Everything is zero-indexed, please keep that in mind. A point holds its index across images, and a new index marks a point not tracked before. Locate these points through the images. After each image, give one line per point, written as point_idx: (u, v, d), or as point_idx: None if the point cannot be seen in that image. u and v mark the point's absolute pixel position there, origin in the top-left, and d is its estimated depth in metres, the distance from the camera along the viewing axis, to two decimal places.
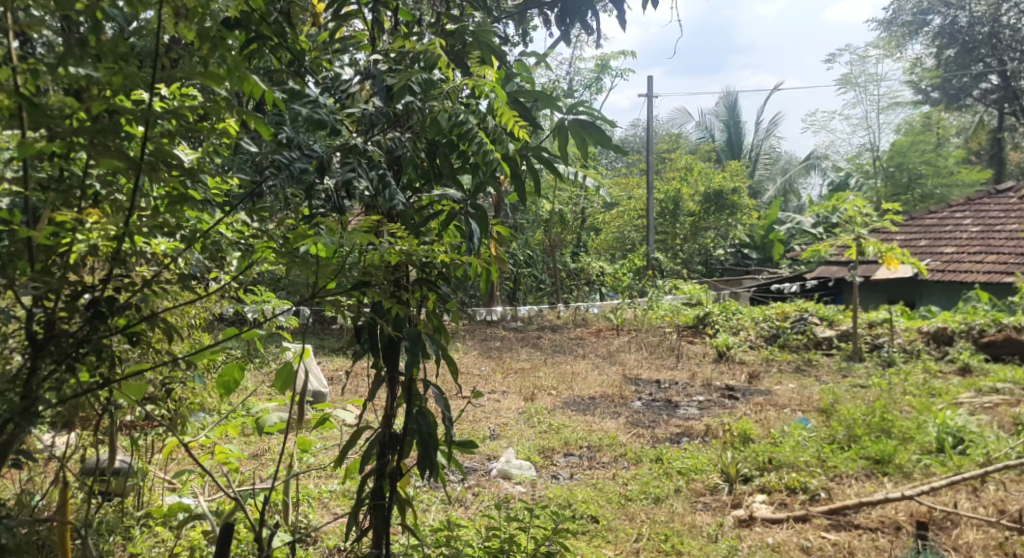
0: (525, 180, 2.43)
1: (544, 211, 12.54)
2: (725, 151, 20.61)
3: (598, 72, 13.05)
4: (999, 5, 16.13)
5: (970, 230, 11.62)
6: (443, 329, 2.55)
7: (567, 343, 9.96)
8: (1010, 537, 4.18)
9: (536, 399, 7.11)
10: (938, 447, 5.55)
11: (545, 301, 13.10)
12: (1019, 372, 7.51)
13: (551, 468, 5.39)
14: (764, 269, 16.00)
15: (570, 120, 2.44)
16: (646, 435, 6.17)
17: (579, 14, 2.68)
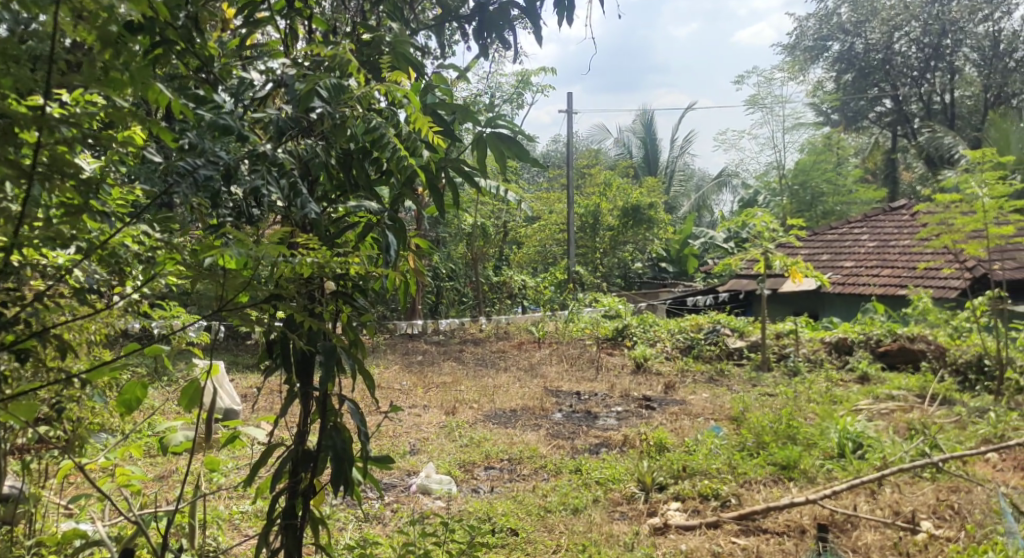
0: (444, 193, 2.48)
1: (467, 224, 12.65)
2: (642, 167, 21.15)
3: (519, 88, 13.24)
4: (891, 34, 16.94)
5: (868, 245, 12.24)
6: (360, 343, 2.62)
7: (489, 356, 10.07)
8: (905, 537, 4.48)
9: (458, 412, 7.19)
10: (840, 452, 5.85)
11: (467, 314, 13.19)
12: (913, 380, 7.95)
13: (471, 482, 5.49)
14: (680, 283, 16.46)
15: (488, 133, 2.49)
16: (566, 446, 6.31)
17: (495, 28, 2.66)
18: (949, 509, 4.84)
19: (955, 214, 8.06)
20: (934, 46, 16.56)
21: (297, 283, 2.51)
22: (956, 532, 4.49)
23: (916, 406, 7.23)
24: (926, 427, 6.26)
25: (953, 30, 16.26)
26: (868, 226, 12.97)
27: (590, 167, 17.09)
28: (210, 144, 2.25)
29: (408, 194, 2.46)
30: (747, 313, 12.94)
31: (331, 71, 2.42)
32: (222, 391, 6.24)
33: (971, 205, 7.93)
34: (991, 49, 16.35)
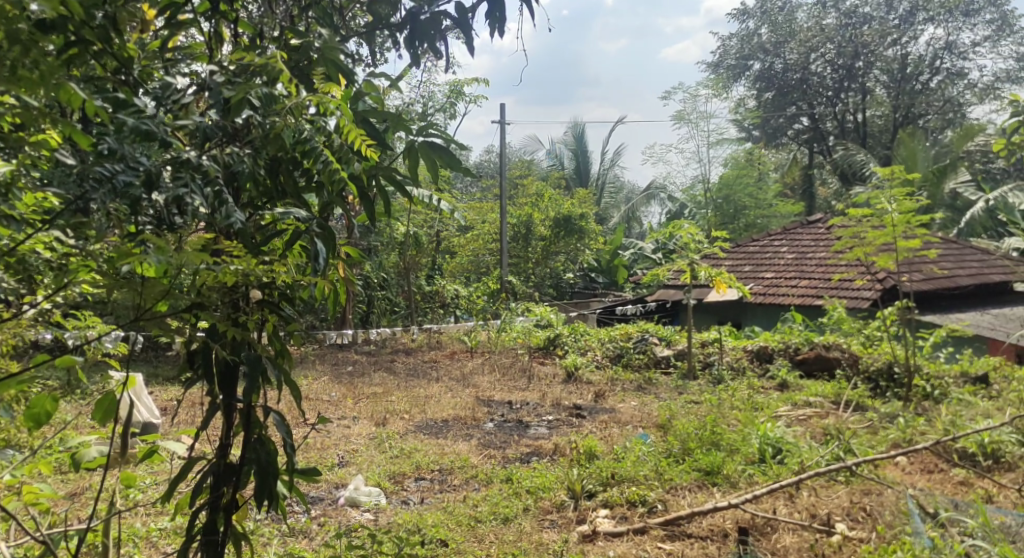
0: (375, 202, 2.55)
1: (399, 233, 12.63)
2: (574, 179, 21.47)
3: (452, 97, 13.29)
4: (807, 55, 17.59)
5: (786, 257, 12.69)
6: (286, 353, 2.68)
7: (421, 367, 10.09)
8: (820, 539, 4.71)
9: (388, 424, 7.22)
10: (760, 457, 6.07)
11: (398, 324, 13.15)
12: (828, 386, 8.29)
13: (401, 494, 5.53)
14: (610, 292, 16.76)
15: (420, 142, 2.55)
16: (497, 455, 6.40)
17: (427, 37, 2.59)
18: (861, 511, 5.08)
19: (867, 228, 8.44)
20: (847, 66, 17.26)
21: (221, 291, 2.53)
22: (868, 533, 4.73)
23: (831, 412, 7.54)
24: (840, 431, 6.55)
25: (866, 52, 16.98)
26: (788, 238, 13.43)
27: (523, 178, 17.25)
28: (130, 148, 2.22)
29: (337, 203, 2.55)
30: (673, 323, 13.26)
31: (258, 75, 2.45)
32: (141, 404, 6.15)
33: (880, 219, 8.32)
34: (899, 71, 17.12)
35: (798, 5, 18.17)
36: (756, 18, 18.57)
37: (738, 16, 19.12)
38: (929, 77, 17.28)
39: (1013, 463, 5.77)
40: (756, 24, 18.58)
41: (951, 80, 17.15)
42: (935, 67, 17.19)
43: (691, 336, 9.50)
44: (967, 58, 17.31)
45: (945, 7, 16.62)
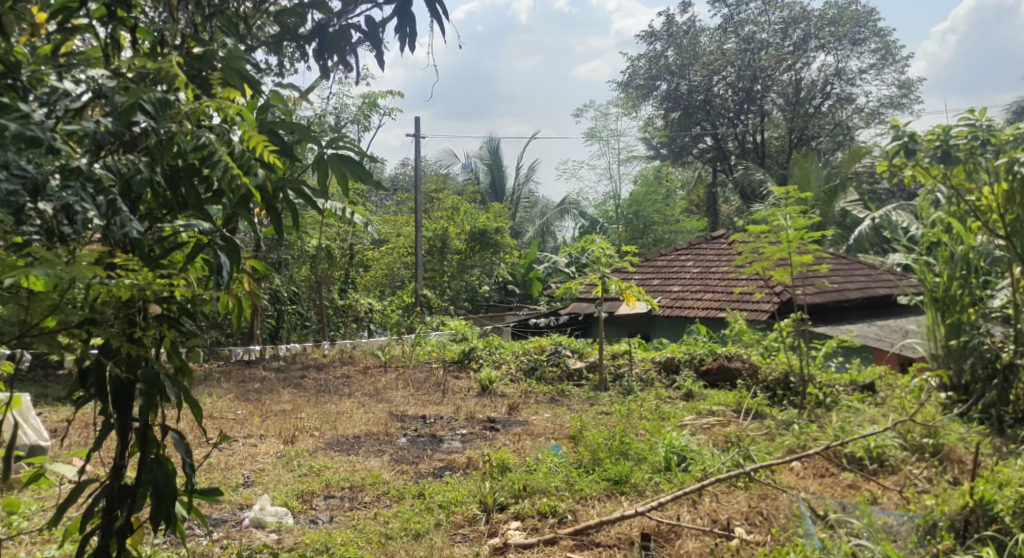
0: (282, 213, 2.60)
1: (310, 246, 12.49)
2: (489, 194, 21.68)
3: (366, 109, 13.21)
4: (711, 77, 18.29)
5: (692, 271, 13.14)
6: (185, 370, 2.70)
7: (332, 382, 10.02)
8: (721, 543, 4.91)
9: (297, 441, 7.18)
10: (666, 465, 6.29)
11: (309, 338, 13.00)
12: (730, 395, 8.60)
13: (309, 513, 5.51)
14: (525, 306, 16.98)
15: (329, 154, 2.56)
16: (409, 471, 6.45)
17: (337, 50, 2.65)
18: (759, 514, 5.34)
19: (764, 244, 8.83)
20: (747, 90, 18.05)
21: (115, 306, 2.53)
22: (764, 536, 4.97)
23: (733, 420, 7.84)
24: (740, 439, 6.84)
25: (762, 76, 17.84)
26: (694, 253, 13.87)
27: (437, 192, 17.29)
28: (16, 154, 2.11)
29: (241, 212, 2.58)
30: (585, 336, 13.52)
31: (157, 84, 2.44)
32: (26, 425, 5.96)
33: (777, 235, 8.74)
34: (793, 95, 18.08)
35: (702, 28, 18.61)
36: (662, 40, 19.07)
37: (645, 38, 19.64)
38: (820, 102, 18.31)
39: (895, 466, 6.01)
40: (662, 46, 19.04)
41: (841, 104, 18.30)
42: (827, 92, 18.20)
43: (602, 348, 9.71)
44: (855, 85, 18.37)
45: (835, 37, 17.64)
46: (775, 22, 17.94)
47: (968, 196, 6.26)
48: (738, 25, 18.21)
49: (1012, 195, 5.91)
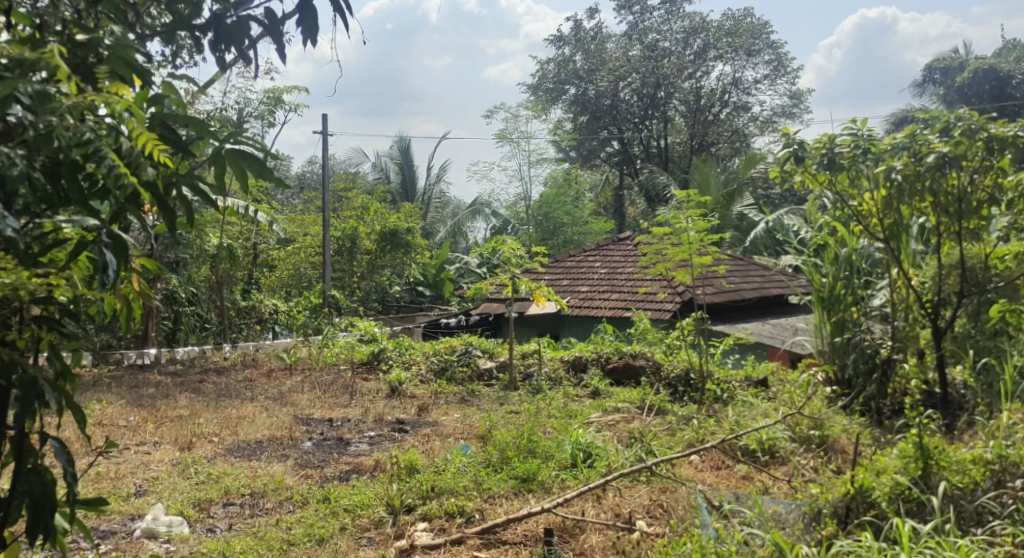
0: (176, 212, 2.12)
1: (210, 245, 11.88)
2: (399, 194, 21.56)
3: (270, 105, 12.96)
4: (617, 83, 18.73)
5: (599, 271, 13.46)
6: (68, 374, 2.41)
7: (234, 387, 9.58)
8: (622, 535, 5.01)
9: (194, 448, 6.78)
10: (572, 461, 6.29)
11: (209, 341, 12.27)
12: (634, 393, 8.87)
13: (207, 521, 5.19)
14: (436, 306, 17.08)
15: (227, 149, 2.17)
16: (314, 475, 6.11)
17: (235, 41, 2.16)
18: (659, 507, 5.53)
19: (668, 245, 9.13)
20: (651, 96, 18.64)
21: None
22: (664, 528, 5.13)
23: (636, 417, 8.07)
24: (642, 434, 7.03)
25: (665, 84, 18.45)
26: (601, 254, 14.18)
27: (347, 191, 17.06)
28: None
29: (131, 211, 2.13)
30: (495, 336, 13.67)
31: (32, 72, 2.00)
32: None
33: (679, 238, 9.06)
34: (694, 103, 18.78)
35: (607, 35, 19.16)
36: (570, 45, 19.50)
37: (554, 43, 20.02)
38: (719, 110, 19.17)
39: (785, 457, 6.23)
40: (570, 51, 19.49)
41: (737, 112, 19.23)
42: (725, 101, 19.13)
43: (512, 348, 9.76)
44: (751, 94, 19.33)
45: (732, 47, 18.46)
46: (677, 31, 18.61)
47: (850, 201, 6.63)
48: (642, 33, 18.81)
49: (889, 201, 6.34)
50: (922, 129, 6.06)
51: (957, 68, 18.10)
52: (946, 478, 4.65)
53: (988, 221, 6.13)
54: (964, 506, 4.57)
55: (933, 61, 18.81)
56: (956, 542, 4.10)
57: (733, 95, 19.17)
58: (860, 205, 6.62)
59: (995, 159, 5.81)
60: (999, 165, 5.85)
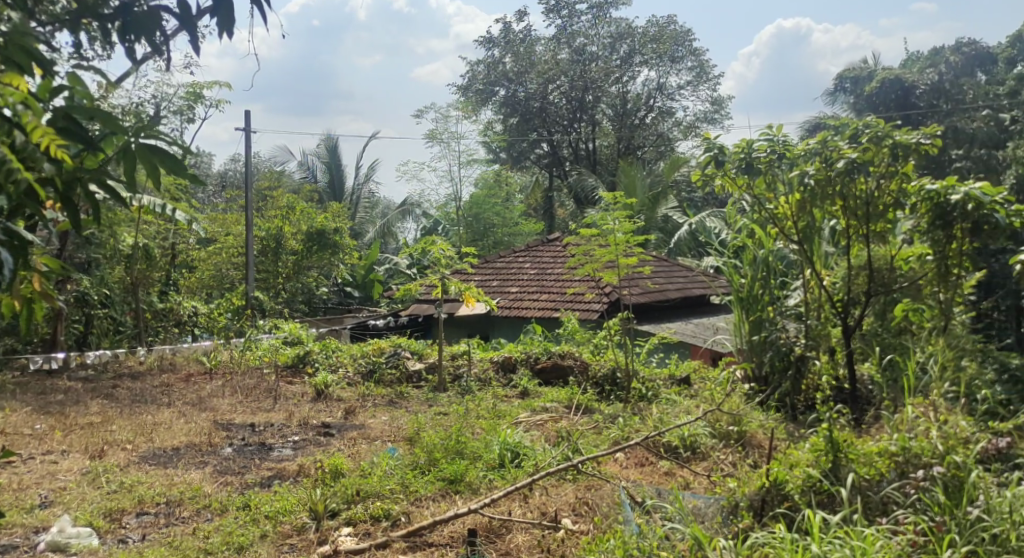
0: (79, 208, 2.12)
1: (125, 243, 10.84)
2: (327, 194, 21.31)
3: (190, 100, 12.60)
4: (546, 85, 18.94)
5: (529, 273, 13.58)
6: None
7: (150, 392, 9.06)
8: (547, 535, 4.96)
9: (106, 456, 6.37)
10: (500, 462, 6.09)
11: (124, 346, 11.19)
12: (563, 393, 8.93)
13: (118, 533, 4.88)
14: (365, 307, 17.05)
15: (136, 145, 2.14)
16: (233, 482, 5.76)
17: (143, 32, 2.10)
18: (584, 505, 5.40)
19: (595, 246, 9.26)
20: (579, 99, 18.98)
21: None
22: (588, 526, 5.06)
23: (564, 416, 8.12)
24: (570, 433, 7.06)
25: (593, 87, 18.86)
26: (531, 255, 14.31)
27: (271, 190, 16.74)
28: None
29: (29, 206, 2.08)
30: (425, 337, 13.63)
31: None
32: None
33: (607, 239, 9.19)
34: (621, 106, 19.46)
35: (536, 38, 19.32)
36: (500, 47, 19.58)
37: (483, 44, 20.07)
38: (644, 114, 19.75)
39: (706, 453, 6.33)
40: (499, 53, 19.58)
41: (662, 117, 19.73)
42: (650, 106, 19.67)
43: (441, 349, 9.73)
44: (675, 99, 19.84)
45: (656, 53, 18.98)
46: (604, 36, 19.01)
47: (768, 205, 6.86)
48: (570, 37, 19.08)
49: (803, 204, 6.60)
50: (833, 136, 6.31)
51: (866, 77, 18.55)
52: (854, 470, 4.83)
53: (893, 225, 6.45)
54: (870, 497, 4.74)
55: (842, 71, 19.24)
56: (863, 531, 4.23)
57: (658, 100, 19.68)
58: (776, 208, 6.84)
59: (899, 165, 6.12)
60: (903, 170, 6.18)
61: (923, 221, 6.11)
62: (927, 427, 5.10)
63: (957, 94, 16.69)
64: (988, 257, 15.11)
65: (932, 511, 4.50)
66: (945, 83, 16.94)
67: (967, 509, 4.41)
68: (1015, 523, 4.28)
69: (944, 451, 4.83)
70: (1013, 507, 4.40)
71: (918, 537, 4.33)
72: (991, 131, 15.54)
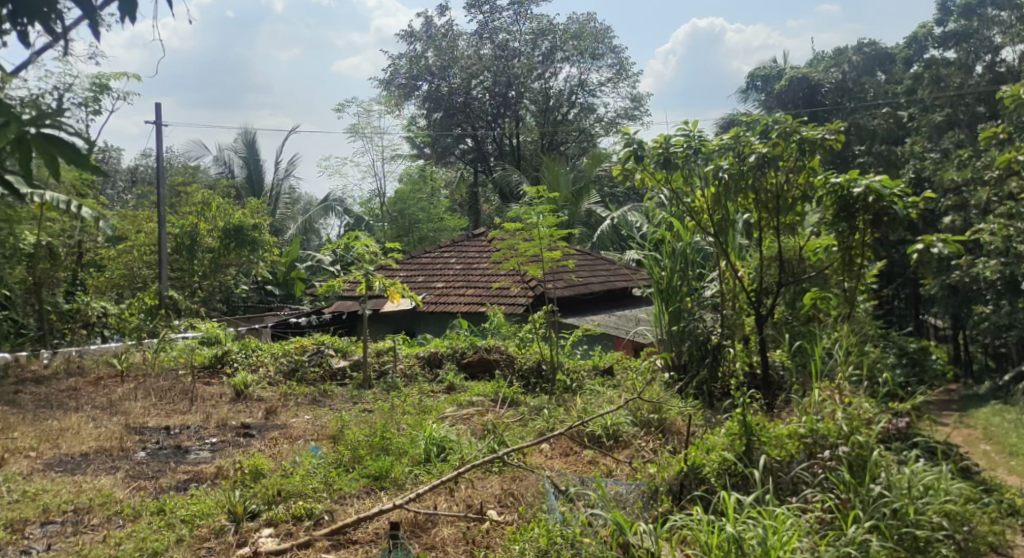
0: None
1: (26, 241, 10.32)
2: (245, 188, 20.87)
3: (96, 91, 12.12)
4: (470, 80, 18.93)
5: (455, 268, 13.57)
6: None
7: (57, 396, 8.76)
8: (473, 527, 5.00)
9: (7, 464, 6.16)
10: (425, 457, 6.09)
11: (27, 349, 10.73)
12: (489, 386, 8.92)
13: (21, 543, 4.73)
14: (286, 306, 16.84)
15: (33, 134, 2.14)
16: (147, 487, 5.63)
17: (36, 15, 2.18)
18: (510, 496, 5.42)
19: (520, 241, 9.29)
20: (502, 95, 19.06)
21: None
22: (513, 516, 5.11)
23: (491, 410, 8.15)
24: (496, 426, 7.06)
25: (516, 83, 18.95)
26: (456, 250, 14.30)
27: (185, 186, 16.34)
28: None
29: None
30: (349, 334, 13.45)
31: None
32: None
33: (531, 233, 9.22)
34: (544, 102, 19.58)
35: (458, 32, 19.34)
36: (422, 41, 19.53)
37: (405, 37, 19.97)
38: (567, 110, 20.13)
39: (627, 442, 6.40)
40: (421, 47, 19.53)
41: (584, 113, 20.06)
42: (572, 102, 19.97)
43: (366, 346, 9.65)
44: (596, 95, 20.19)
45: (577, 50, 19.32)
46: (526, 32, 19.01)
47: (685, 199, 7.01)
48: (493, 33, 19.03)
49: (718, 198, 6.78)
50: (745, 132, 6.50)
51: (776, 76, 19.13)
52: (766, 452, 4.97)
53: (802, 218, 6.70)
54: (781, 477, 4.88)
55: (754, 69, 19.74)
56: (774, 510, 4.36)
57: (579, 96, 20.01)
58: (693, 202, 7.01)
59: (806, 160, 6.35)
60: (810, 165, 6.38)
61: (829, 214, 6.35)
62: (833, 409, 5.32)
63: (859, 93, 17.46)
64: (889, 248, 15.84)
65: (838, 489, 4.71)
66: (849, 81, 17.68)
67: (870, 486, 4.66)
68: (913, 498, 4.57)
69: (848, 432, 5.05)
70: (912, 483, 4.68)
71: (825, 514, 4.54)
72: (890, 128, 16.11)
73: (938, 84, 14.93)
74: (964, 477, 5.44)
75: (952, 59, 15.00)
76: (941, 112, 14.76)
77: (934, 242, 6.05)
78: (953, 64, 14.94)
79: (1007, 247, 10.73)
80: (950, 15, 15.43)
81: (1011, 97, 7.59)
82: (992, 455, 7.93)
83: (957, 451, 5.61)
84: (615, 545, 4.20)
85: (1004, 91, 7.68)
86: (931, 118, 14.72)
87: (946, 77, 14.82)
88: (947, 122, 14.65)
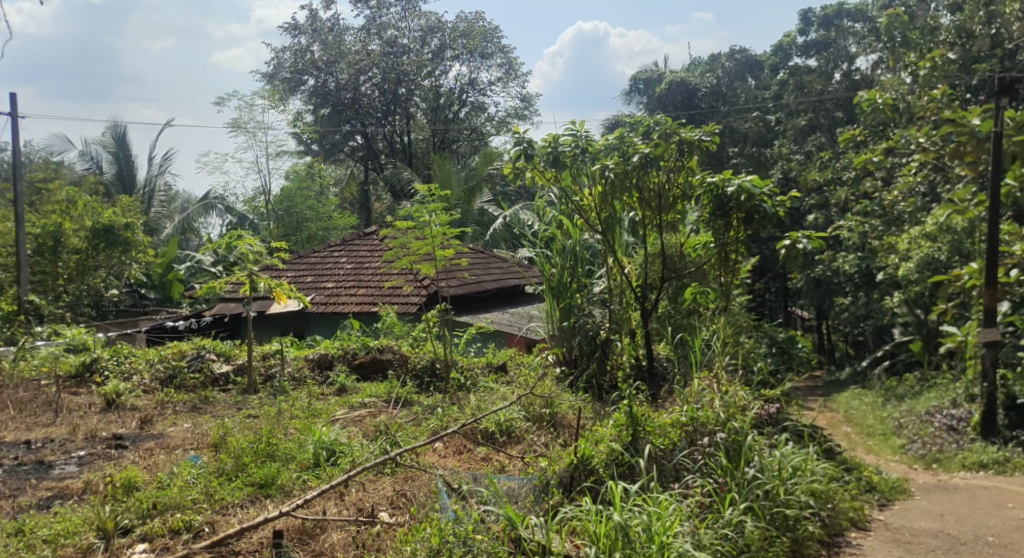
0: None
1: None
2: (115, 185, 19.90)
3: None
4: (358, 76, 18.55)
5: (345, 268, 13.30)
6: None
7: None
8: (363, 531, 4.87)
9: None
10: (314, 462, 5.92)
11: None
12: (380, 387, 8.75)
13: None
14: (163, 309, 16.14)
15: None
16: (4, 507, 5.26)
17: None
18: (402, 497, 5.32)
19: (412, 239, 9.15)
20: (391, 92, 18.66)
21: None
22: (405, 517, 5.01)
23: (382, 411, 8.01)
24: (387, 427, 6.90)
25: (406, 80, 18.52)
26: (346, 250, 14.03)
27: (47, 184, 15.49)
28: None
29: None
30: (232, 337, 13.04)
31: None
32: None
33: (423, 231, 9.10)
34: (434, 100, 19.39)
35: (345, 27, 19.06)
36: (307, 35, 19.18)
37: (289, 31, 19.54)
38: (458, 109, 20.03)
39: (520, 437, 6.37)
40: (307, 40, 19.17)
41: (475, 112, 20.10)
42: (463, 100, 19.95)
43: (251, 350, 9.32)
44: (485, 94, 20.24)
45: (466, 49, 19.34)
46: (414, 29, 18.99)
47: (573, 197, 7.02)
48: (380, 28, 18.98)
49: (605, 196, 6.84)
50: (628, 132, 6.60)
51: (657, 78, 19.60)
52: (651, 441, 5.01)
53: (682, 216, 6.87)
54: (665, 465, 4.94)
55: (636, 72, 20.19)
56: (658, 498, 4.42)
57: (469, 95, 20.04)
58: (581, 200, 7.03)
59: (685, 160, 6.55)
60: (688, 165, 6.61)
61: (707, 211, 6.55)
62: (711, 398, 5.44)
63: (732, 97, 18.17)
64: (762, 244, 16.52)
65: (717, 474, 4.83)
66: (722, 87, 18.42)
67: (745, 470, 4.82)
68: (783, 479, 4.84)
69: (725, 419, 5.19)
70: (782, 464, 4.93)
71: (705, 498, 4.65)
72: (760, 131, 16.86)
73: (801, 90, 15.53)
74: (829, 458, 5.70)
75: (812, 67, 15.86)
76: (804, 115, 15.52)
77: (800, 238, 6.30)
78: (814, 71, 15.70)
79: (865, 243, 11.34)
80: (811, 26, 16.50)
81: (866, 101, 7.98)
82: (854, 437, 8.34)
83: (822, 433, 5.87)
84: (506, 541, 4.14)
85: (860, 95, 8.07)
86: (796, 122, 15.28)
87: (808, 83, 15.48)
88: (809, 126, 15.24)
